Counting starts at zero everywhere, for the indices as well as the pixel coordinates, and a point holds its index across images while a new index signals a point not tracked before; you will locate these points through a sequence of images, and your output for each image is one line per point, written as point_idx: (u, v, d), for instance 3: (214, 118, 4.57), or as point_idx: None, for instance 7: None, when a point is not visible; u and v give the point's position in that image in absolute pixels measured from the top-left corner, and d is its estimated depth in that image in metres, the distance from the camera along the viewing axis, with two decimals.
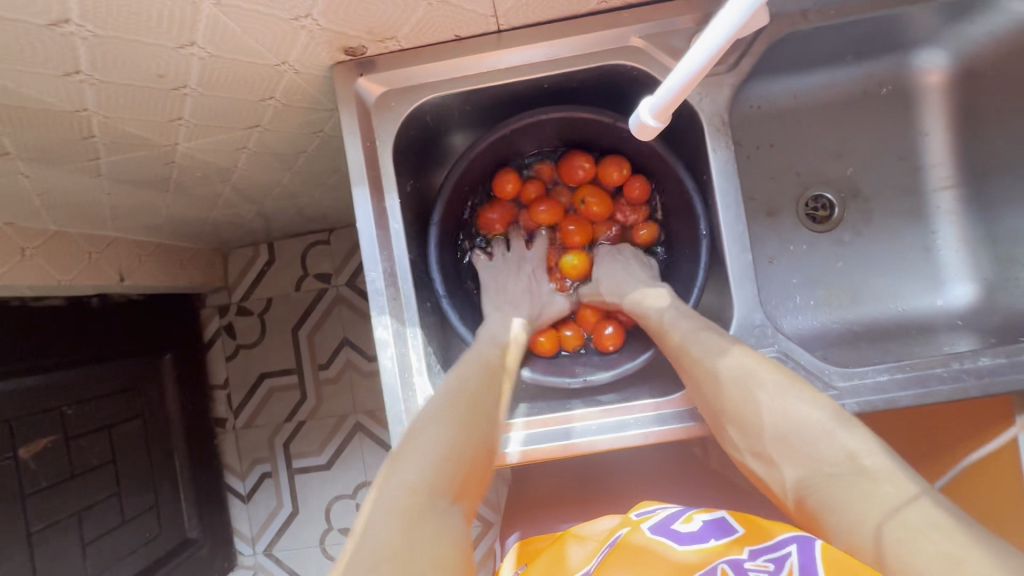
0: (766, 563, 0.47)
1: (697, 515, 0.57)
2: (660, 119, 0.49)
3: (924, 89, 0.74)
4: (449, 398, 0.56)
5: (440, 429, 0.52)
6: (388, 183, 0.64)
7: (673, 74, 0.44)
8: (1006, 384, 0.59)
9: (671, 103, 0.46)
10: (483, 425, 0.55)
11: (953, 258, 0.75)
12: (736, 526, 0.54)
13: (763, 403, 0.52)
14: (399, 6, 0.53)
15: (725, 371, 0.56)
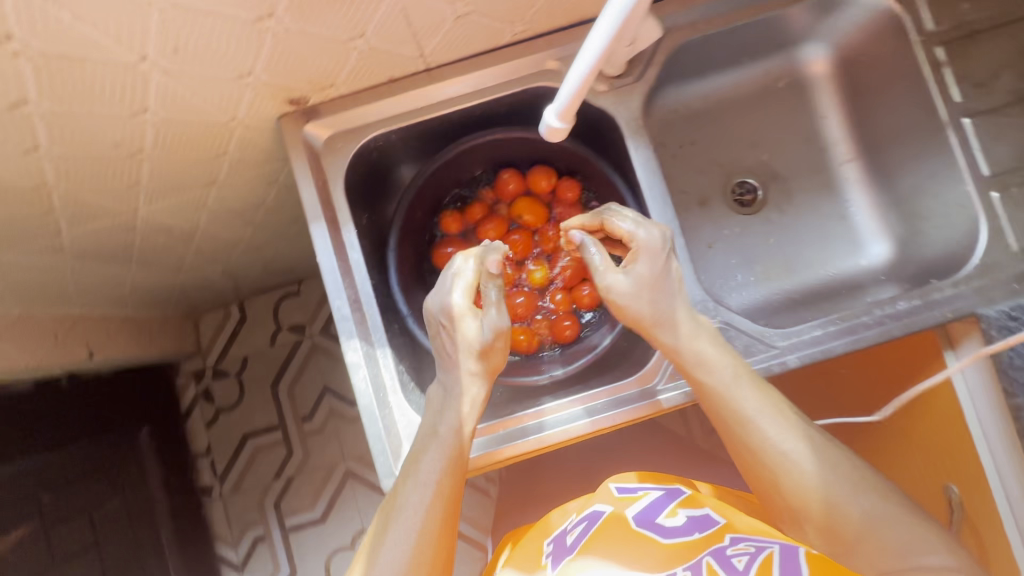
0: (747, 547, 0.51)
1: (681, 509, 0.60)
2: (563, 122, 0.56)
3: (814, 78, 0.83)
4: (425, 484, 0.56)
5: (414, 524, 0.54)
6: (343, 217, 0.68)
7: (572, 74, 0.51)
8: (922, 323, 0.66)
9: (571, 106, 0.53)
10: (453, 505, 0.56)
11: (867, 221, 0.83)
12: (719, 518, 0.57)
13: (761, 451, 0.56)
14: (333, 56, 0.59)
15: (733, 419, 0.57)
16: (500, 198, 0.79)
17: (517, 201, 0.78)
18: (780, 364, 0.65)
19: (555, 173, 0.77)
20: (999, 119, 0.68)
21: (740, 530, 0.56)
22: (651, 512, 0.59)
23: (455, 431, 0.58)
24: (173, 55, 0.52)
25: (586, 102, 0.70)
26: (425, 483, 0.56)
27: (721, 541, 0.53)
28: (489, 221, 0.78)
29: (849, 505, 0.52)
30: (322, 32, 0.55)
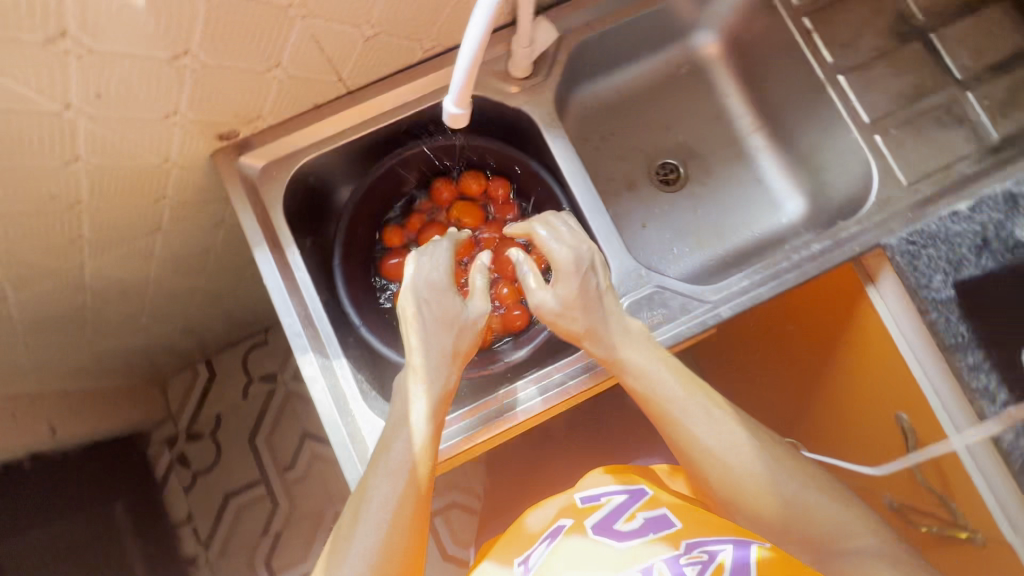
0: (700, 554, 0.52)
1: (640, 513, 0.60)
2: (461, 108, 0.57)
3: (710, 61, 0.91)
4: (389, 471, 0.54)
5: (375, 533, 0.51)
6: (285, 240, 0.71)
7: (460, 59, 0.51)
8: (835, 259, 0.72)
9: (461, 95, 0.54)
10: (420, 508, 0.53)
11: (780, 182, 0.90)
12: (677, 522, 0.57)
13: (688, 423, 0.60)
14: (255, 87, 0.63)
15: (664, 396, 0.61)
16: (437, 206, 0.83)
17: (453, 207, 0.82)
18: (714, 317, 0.70)
19: (484, 176, 0.81)
20: (868, 72, 0.76)
21: (694, 533, 0.56)
22: (611, 518, 0.59)
23: (419, 419, 0.56)
24: (97, 100, 0.55)
25: (502, 104, 0.75)
26: (390, 485, 0.53)
27: (676, 547, 0.53)
28: (429, 229, 0.81)
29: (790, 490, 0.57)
30: (240, 65, 0.59)
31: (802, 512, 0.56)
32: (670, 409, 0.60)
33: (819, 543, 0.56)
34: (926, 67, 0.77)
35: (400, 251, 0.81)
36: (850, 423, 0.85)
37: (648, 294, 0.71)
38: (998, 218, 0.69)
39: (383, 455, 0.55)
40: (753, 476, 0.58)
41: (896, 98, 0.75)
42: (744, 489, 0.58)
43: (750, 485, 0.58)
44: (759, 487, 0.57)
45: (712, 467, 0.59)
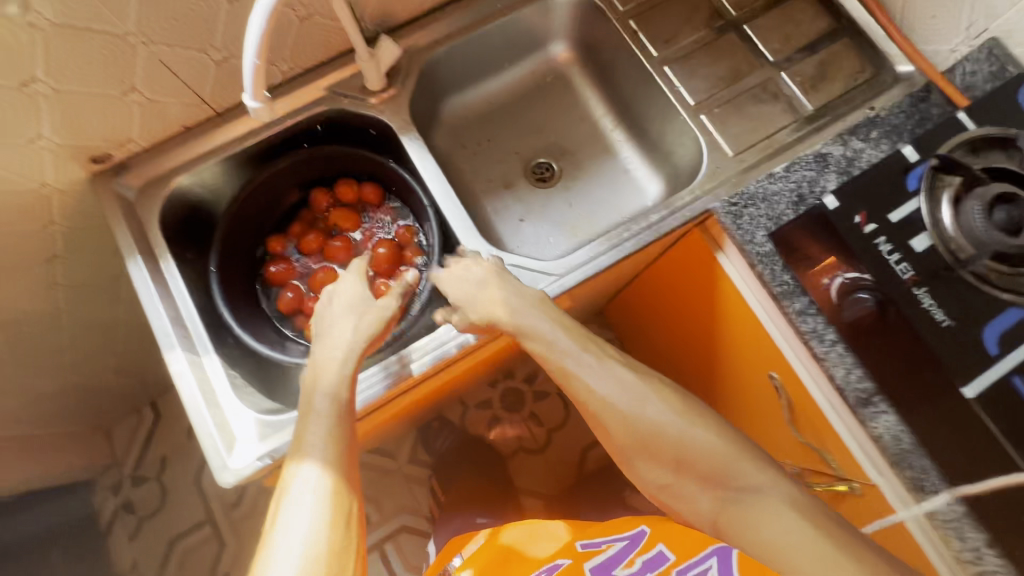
0: None
1: (638, 557, 0.72)
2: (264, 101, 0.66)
3: (569, 68, 1.01)
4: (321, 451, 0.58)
5: (308, 517, 0.54)
6: (159, 251, 0.77)
7: (248, 68, 0.61)
8: (671, 225, 0.77)
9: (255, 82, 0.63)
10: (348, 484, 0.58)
11: (642, 170, 0.97)
12: (670, 555, 0.70)
13: (608, 403, 0.64)
14: (117, 111, 0.70)
15: (584, 381, 0.65)
16: (318, 215, 0.90)
17: (330, 214, 0.88)
18: (560, 286, 0.75)
19: (357, 184, 0.88)
20: (691, 61, 0.85)
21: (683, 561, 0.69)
22: (612, 562, 0.72)
23: (337, 405, 0.62)
24: None
25: (362, 115, 0.83)
26: (315, 464, 0.57)
27: None
28: (309, 235, 0.87)
29: (671, 433, 0.62)
30: (94, 89, 0.66)
31: (694, 452, 0.61)
32: (566, 364, 0.66)
33: (715, 482, 0.59)
34: (741, 53, 0.86)
35: (283, 257, 0.87)
36: (751, 391, 0.90)
37: None
38: (811, 175, 0.76)
39: (306, 440, 0.59)
40: (645, 424, 0.63)
41: (716, 82, 0.84)
42: (639, 434, 0.63)
43: (645, 428, 0.63)
44: (643, 432, 0.63)
45: (613, 423, 0.64)
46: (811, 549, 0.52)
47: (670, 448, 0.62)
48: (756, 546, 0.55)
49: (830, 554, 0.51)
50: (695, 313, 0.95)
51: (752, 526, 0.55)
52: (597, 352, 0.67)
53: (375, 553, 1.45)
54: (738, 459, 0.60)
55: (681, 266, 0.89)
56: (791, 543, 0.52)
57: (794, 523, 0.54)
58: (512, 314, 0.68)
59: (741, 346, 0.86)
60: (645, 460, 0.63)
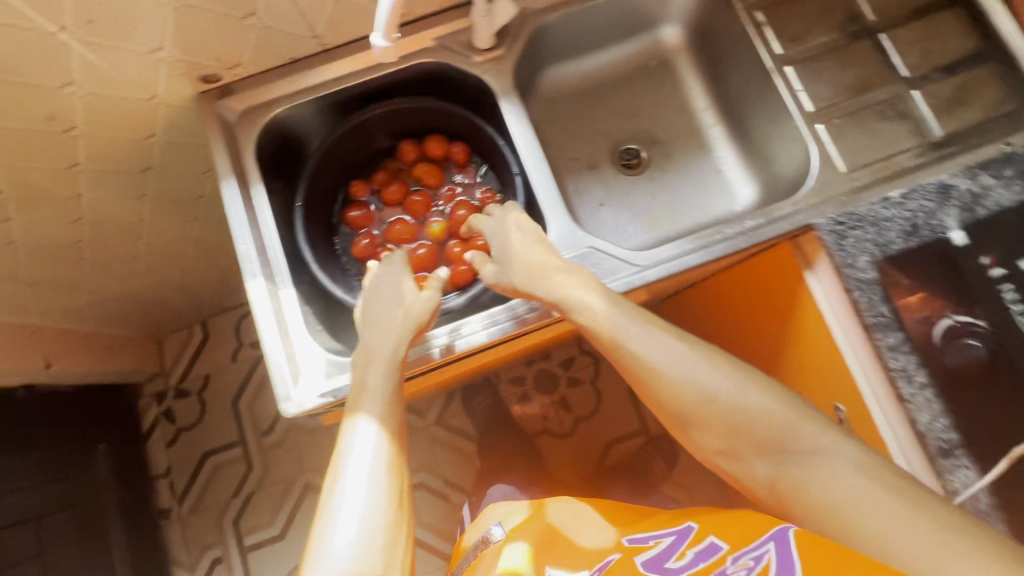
0: (748, 560, 0.51)
1: (689, 549, 0.61)
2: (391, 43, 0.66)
3: (676, 54, 0.96)
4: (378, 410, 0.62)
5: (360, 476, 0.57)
6: (252, 178, 0.78)
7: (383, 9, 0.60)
8: (766, 235, 0.74)
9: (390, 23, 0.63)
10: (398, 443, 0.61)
11: (735, 172, 0.93)
12: (723, 543, 0.58)
13: (655, 370, 0.61)
14: (234, 35, 0.71)
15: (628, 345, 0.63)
16: (402, 165, 0.90)
17: (416, 168, 0.88)
18: (641, 279, 0.72)
19: (447, 140, 0.88)
20: (818, 65, 0.79)
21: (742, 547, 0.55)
22: (661, 556, 0.62)
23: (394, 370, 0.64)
24: (88, 26, 0.62)
25: (465, 72, 0.81)
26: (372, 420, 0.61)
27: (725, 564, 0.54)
28: (393, 187, 0.88)
29: (718, 401, 0.59)
30: (218, 10, 0.66)
31: (750, 420, 0.57)
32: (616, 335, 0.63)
33: (772, 446, 0.56)
34: (873, 64, 0.80)
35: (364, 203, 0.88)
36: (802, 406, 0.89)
37: (580, 253, 0.74)
38: (929, 207, 0.71)
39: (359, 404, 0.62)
40: (697, 398, 0.60)
41: (840, 91, 0.78)
42: (687, 403, 0.60)
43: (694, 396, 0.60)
44: (699, 403, 0.59)
45: (665, 392, 0.61)
46: (878, 507, 0.49)
47: (719, 418, 0.59)
48: (822, 513, 0.52)
49: (895, 511, 0.49)
50: (754, 323, 0.92)
51: (822, 494, 0.52)
52: (642, 319, 0.63)
53: None
54: (795, 425, 0.56)
55: (760, 279, 0.84)
56: (860, 501, 0.50)
57: (855, 485, 0.51)
58: (557, 284, 0.66)
59: (803, 364, 0.84)
60: (699, 429, 0.60)
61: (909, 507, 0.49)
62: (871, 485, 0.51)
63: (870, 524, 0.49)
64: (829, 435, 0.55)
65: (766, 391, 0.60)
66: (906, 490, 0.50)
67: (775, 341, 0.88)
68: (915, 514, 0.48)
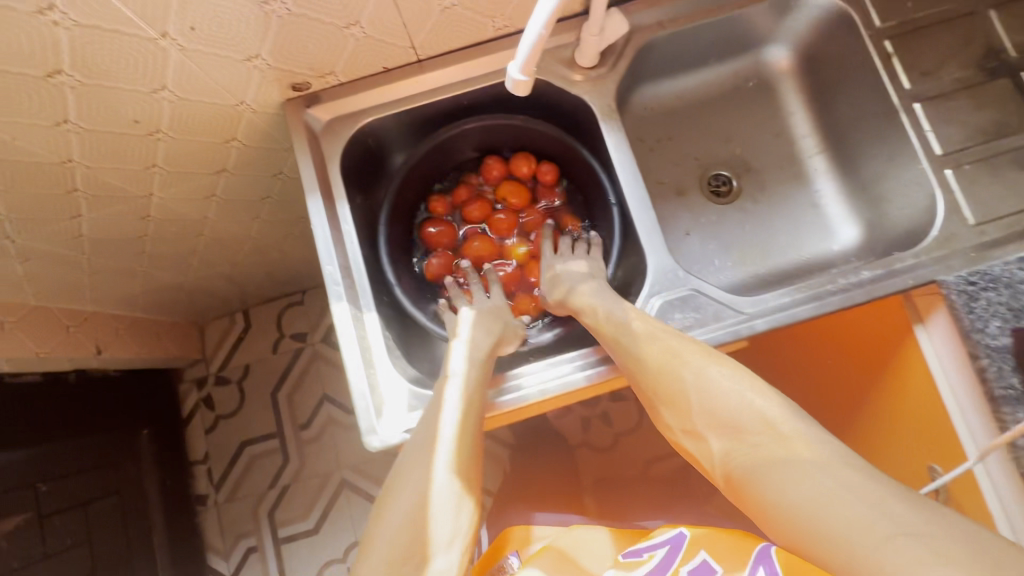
0: None
1: None
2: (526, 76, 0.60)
3: (780, 76, 0.89)
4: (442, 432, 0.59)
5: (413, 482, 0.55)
6: (337, 192, 0.74)
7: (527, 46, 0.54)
8: (885, 288, 0.69)
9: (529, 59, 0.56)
10: (466, 464, 0.57)
11: (836, 209, 0.87)
12: None
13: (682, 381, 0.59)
14: (333, 43, 0.66)
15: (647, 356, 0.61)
16: (486, 182, 0.87)
17: (500, 186, 0.86)
18: (748, 328, 0.68)
19: (535, 160, 0.85)
20: (950, 103, 0.73)
21: None
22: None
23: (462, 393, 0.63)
24: (191, 33, 0.58)
25: (564, 91, 0.76)
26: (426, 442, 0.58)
27: None
28: (473, 205, 0.86)
29: (688, 380, 0.58)
30: (322, 18, 0.62)
31: (727, 411, 0.54)
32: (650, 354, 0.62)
33: (732, 430, 0.53)
34: (1011, 105, 0.73)
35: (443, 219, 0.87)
36: (879, 456, 0.85)
37: (682, 295, 0.70)
38: None
39: (426, 425, 0.61)
40: (679, 384, 0.59)
41: (974, 133, 0.72)
42: (659, 379, 0.60)
43: (668, 374, 0.60)
44: (678, 386, 0.59)
45: (652, 378, 0.61)
46: (835, 509, 0.43)
47: (692, 404, 0.57)
48: (765, 506, 0.47)
49: (848, 515, 0.43)
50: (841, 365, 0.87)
51: (766, 478, 0.48)
52: (670, 337, 0.62)
53: None
54: (771, 419, 0.52)
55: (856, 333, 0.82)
56: (812, 501, 0.44)
57: (818, 485, 0.45)
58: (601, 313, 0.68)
59: (896, 417, 0.79)
60: (671, 409, 0.59)
61: (867, 512, 0.42)
62: (829, 482, 0.45)
63: (825, 527, 0.43)
64: (806, 432, 0.50)
65: (766, 394, 0.54)
66: (865, 492, 0.44)
67: (862, 387, 0.84)
68: (872, 520, 0.42)
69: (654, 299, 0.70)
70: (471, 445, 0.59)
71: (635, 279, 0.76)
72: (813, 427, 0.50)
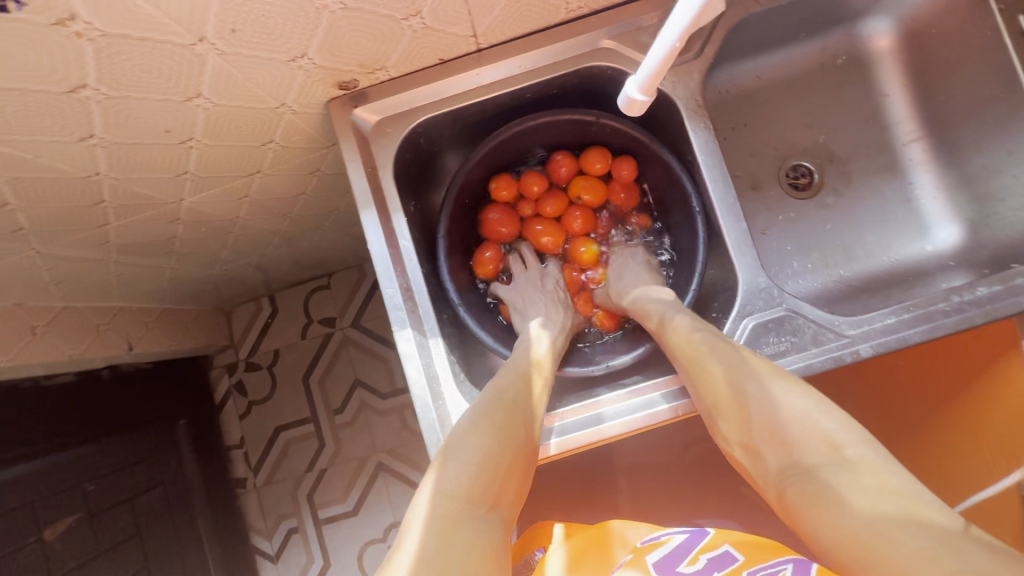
0: None
1: (702, 555, 0.57)
2: (649, 95, 0.55)
3: (875, 54, 0.79)
4: (484, 421, 0.55)
5: (482, 435, 0.54)
6: (392, 204, 0.68)
7: (652, 55, 0.50)
8: (1007, 309, 0.61)
9: (652, 82, 0.52)
10: (526, 426, 0.57)
11: (933, 205, 0.79)
12: (738, 554, 0.56)
13: (744, 395, 0.53)
14: (388, 36, 0.58)
15: (710, 367, 0.56)
16: (555, 180, 0.81)
17: (572, 184, 0.80)
18: (852, 353, 0.62)
19: (609, 156, 0.78)
20: None
21: (757, 560, 0.54)
22: (673, 558, 0.57)
23: (517, 377, 0.61)
24: (232, 35, 0.50)
25: None
26: (471, 425, 0.55)
27: (737, 571, 0.52)
28: (548, 199, 0.82)
29: (750, 393, 0.53)
30: (380, 10, 0.53)
31: (788, 425, 0.50)
32: (715, 367, 0.56)
33: (795, 449, 0.48)
34: None
35: (506, 207, 0.81)
36: (936, 478, 0.75)
37: (777, 316, 0.64)
38: None
39: (478, 405, 0.57)
40: (737, 394, 0.54)
41: None
42: (719, 393, 0.55)
43: (726, 388, 0.55)
44: (736, 398, 0.54)
45: (714, 391, 0.56)
46: (899, 542, 0.37)
47: (756, 417, 0.52)
48: (823, 528, 0.42)
49: (914, 548, 0.37)
50: (913, 375, 0.79)
51: (828, 504, 0.43)
52: (737, 352, 0.57)
53: None
54: (837, 441, 0.47)
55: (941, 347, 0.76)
56: (872, 533, 0.39)
57: (882, 514, 0.40)
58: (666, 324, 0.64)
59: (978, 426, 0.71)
60: (727, 422, 0.54)
61: (935, 545, 0.36)
62: (896, 514, 0.39)
63: (894, 557, 0.37)
64: (878, 461, 0.44)
65: (839, 417, 0.49)
66: (936, 528, 0.38)
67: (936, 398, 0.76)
68: (941, 554, 0.36)
69: (747, 320, 0.65)
70: (524, 420, 0.57)
71: (719, 292, 0.70)
72: (884, 455, 0.45)
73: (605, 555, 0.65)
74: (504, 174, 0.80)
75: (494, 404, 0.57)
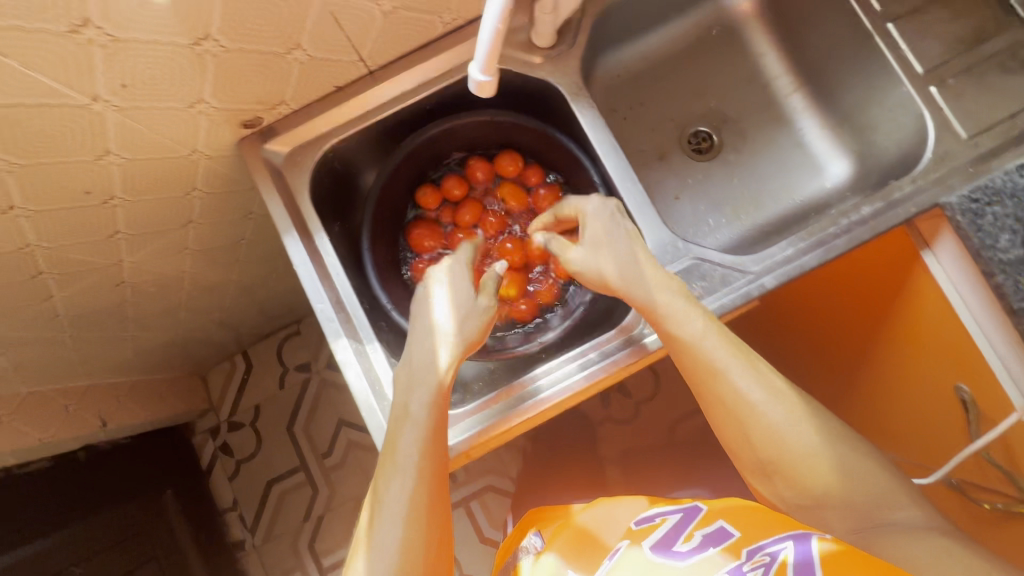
0: (763, 557, 0.48)
1: (697, 531, 0.57)
2: (490, 76, 0.59)
3: (742, 22, 0.87)
4: (402, 478, 0.54)
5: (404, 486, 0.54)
6: (313, 226, 0.72)
7: (480, 36, 0.54)
8: (892, 221, 0.66)
9: (490, 61, 0.57)
10: (435, 459, 0.56)
11: (822, 145, 0.85)
12: (735, 530, 0.55)
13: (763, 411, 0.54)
14: (278, 71, 0.63)
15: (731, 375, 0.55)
16: (473, 185, 0.85)
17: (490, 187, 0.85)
18: (758, 287, 0.66)
19: (521, 159, 0.83)
20: (924, 19, 0.70)
21: (756, 538, 0.52)
22: (669, 538, 0.57)
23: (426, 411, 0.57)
24: (124, 90, 0.55)
25: (526, 76, 0.73)
26: (402, 475, 0.54)
27: (737, 557, 0.50)
28: (467, 206, 0.84)
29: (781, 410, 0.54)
30: (262, 48, 0.59)
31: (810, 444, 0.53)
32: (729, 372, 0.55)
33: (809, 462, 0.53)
34: (984, 7, 0.69)
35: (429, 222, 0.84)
36: (895, 399, 0.79)
37: (686, 266, 0.68)
38: None
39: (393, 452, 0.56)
40: (765, 409, 0.54)
41: (953, 45, 0.69)
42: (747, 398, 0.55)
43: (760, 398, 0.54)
44: (776, 411, 0.54)
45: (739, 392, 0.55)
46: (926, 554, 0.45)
47: (774, 422, 0.54)
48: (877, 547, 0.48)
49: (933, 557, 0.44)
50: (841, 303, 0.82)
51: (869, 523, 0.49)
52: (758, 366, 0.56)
53: (457, 508, 1.27)
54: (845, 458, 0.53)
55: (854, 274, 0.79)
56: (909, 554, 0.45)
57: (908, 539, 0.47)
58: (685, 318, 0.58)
59: (899, 339, 0.75)
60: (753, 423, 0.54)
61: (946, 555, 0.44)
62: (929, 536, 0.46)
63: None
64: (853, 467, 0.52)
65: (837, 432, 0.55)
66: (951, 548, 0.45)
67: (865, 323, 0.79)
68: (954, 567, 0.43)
69: None
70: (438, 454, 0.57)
71: None
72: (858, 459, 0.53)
73: (597, 546, 0.64)
74: (427, 182, 0.84)
75: (407, 449, 0.56)
